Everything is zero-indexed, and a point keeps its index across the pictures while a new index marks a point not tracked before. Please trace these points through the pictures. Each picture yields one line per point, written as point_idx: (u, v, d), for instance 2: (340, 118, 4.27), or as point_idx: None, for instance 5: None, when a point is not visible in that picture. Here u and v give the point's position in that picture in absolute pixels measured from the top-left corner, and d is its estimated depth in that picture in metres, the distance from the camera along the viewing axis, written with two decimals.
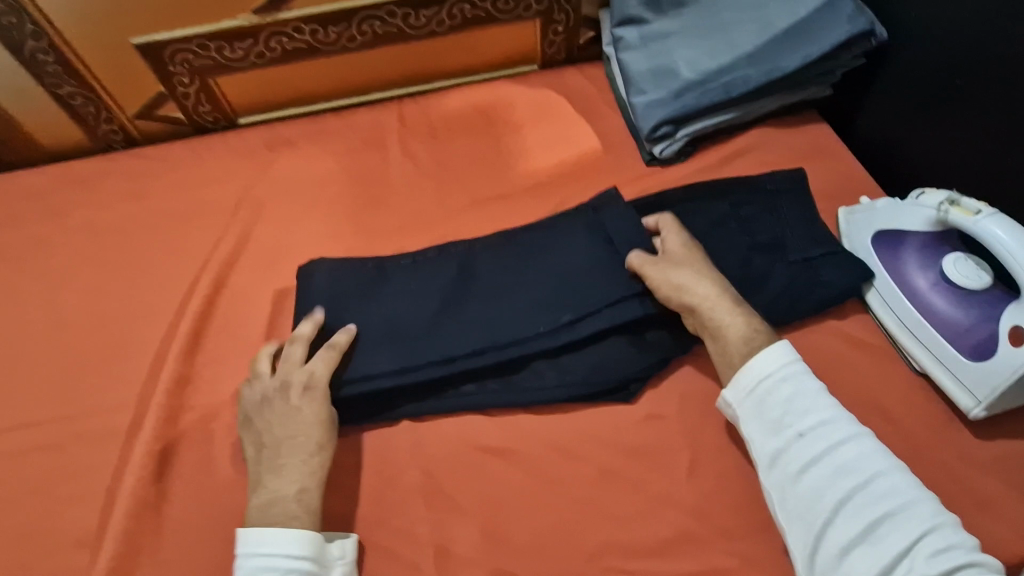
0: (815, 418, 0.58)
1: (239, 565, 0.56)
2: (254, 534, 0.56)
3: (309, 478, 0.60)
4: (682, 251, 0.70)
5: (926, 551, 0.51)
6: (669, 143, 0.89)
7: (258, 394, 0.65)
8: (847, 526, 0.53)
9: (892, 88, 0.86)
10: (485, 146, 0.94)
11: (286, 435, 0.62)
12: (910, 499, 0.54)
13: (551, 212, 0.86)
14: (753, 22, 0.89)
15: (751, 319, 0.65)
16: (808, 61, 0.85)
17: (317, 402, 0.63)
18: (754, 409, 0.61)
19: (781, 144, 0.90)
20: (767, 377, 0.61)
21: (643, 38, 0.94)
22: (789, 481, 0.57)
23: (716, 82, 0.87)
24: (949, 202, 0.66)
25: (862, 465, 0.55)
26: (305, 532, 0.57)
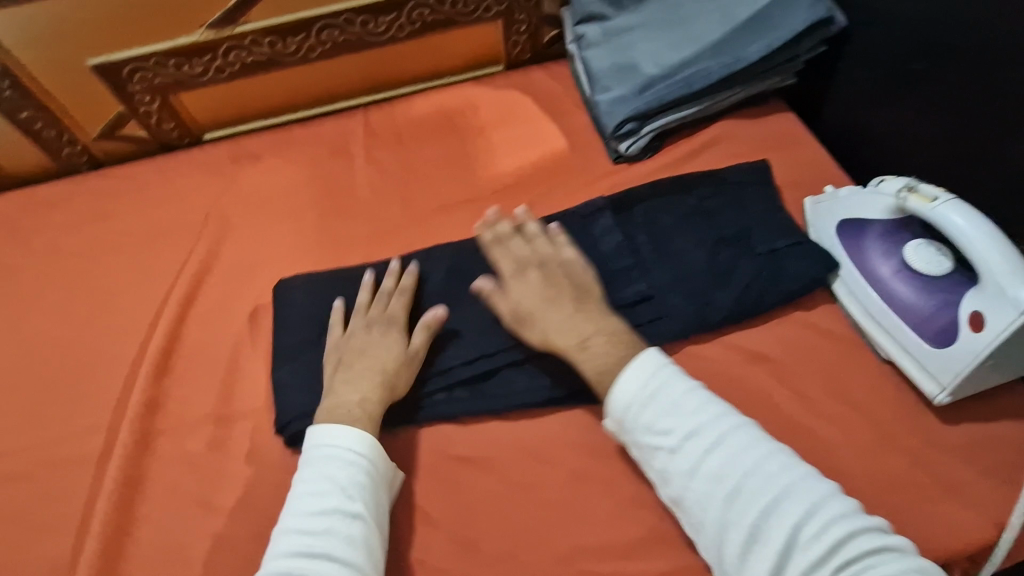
0: (683, 430, 0.58)
1: (307, 454, 0.61)
2: (324, 428, 0.62)
3: (374, 393, 0.65)
4: (529, 281, 0.70)
5: (806, 537, 0.51)
6: (634, 139, 0.89)
7: (356, 322, 0.71)
8: (737, 536, 0.53)
9: (853, 74, 0.85)
10: (452, 150, 0.94)
11: (366, 354, 0.68)
12: (782, 488, 0.54)
13: (519, 215, 0.86)
14: (713, 13, 0.88)
15: (595, 361, 0.64)
16: (768, 51, 0.84)
17: (402, 331, 0.70)
18: (634, 427, 0.61)
19: (746, 135, 0.90)
20: (631, 397, 0.61)
21: (605, 34, 0.94)
22: (681, 497, 0.58)
23: (679, 76, 0.87)
24: (908, 189, 0.65)
25: (736, 465, 0.56)
26: (367, 434, 0.62)
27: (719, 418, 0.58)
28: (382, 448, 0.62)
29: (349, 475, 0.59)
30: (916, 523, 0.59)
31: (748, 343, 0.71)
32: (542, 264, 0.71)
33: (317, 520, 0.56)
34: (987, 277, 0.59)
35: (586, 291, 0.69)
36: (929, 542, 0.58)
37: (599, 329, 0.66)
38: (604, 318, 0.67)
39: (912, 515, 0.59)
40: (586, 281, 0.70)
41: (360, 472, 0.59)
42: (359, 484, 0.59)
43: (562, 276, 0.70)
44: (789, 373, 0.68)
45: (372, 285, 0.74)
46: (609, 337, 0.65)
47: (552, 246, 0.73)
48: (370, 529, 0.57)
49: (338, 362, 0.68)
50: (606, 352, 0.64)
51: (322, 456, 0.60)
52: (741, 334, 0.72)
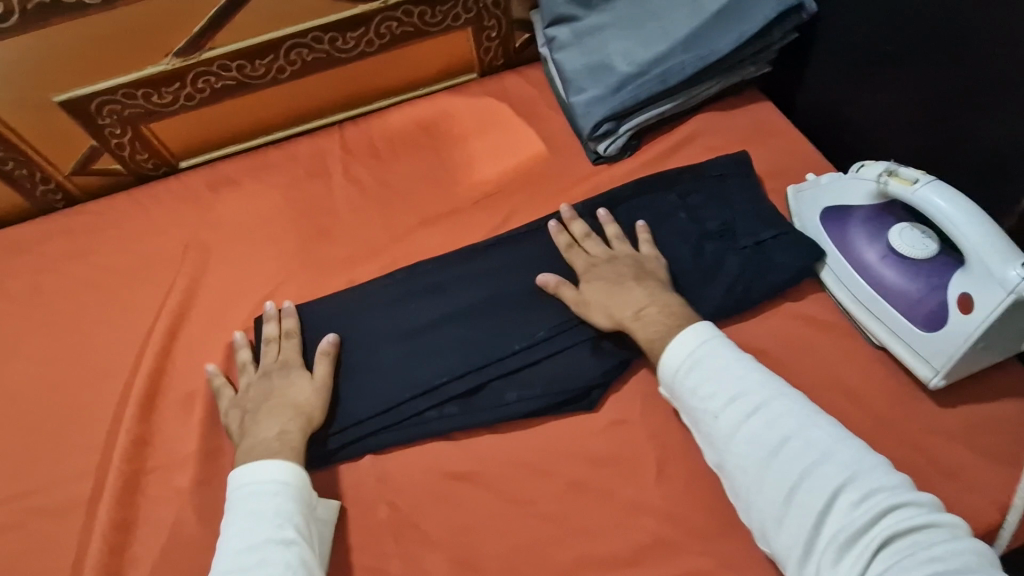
0: (725, 395, 0.59)
1: (229, 500, 0.60)
2: (242, 468, 0.61)
3: (292, 423, 0.65)
4: (594, 267, 0.73)
5: (848, 504, 0.51)
6: (612, 139, 0.88)
7: (246, 378, 0.71)
8: (775, 495, 0.54)
9: (827, 59, 0.85)
10: (430, 162, 0.93)
11: (273, 395, 0.67)
12: (829, 454, 0.54)
13: (501, 223, 0.85)
14: (683, 7, 0.88)
15: (648, 328, 0.66)
16: (740, 42, 0.84)
17: (299, 365, 0.71)
18: (679, 391, 0.62)
19: (726, 127, 0.89)
20: (676, 363, 0.62)
21: (575, 35, 0.93)
22: (722, 459, 0.58)
23: (652, 72, 0.86)
24: (888, 173, 0.65)
25: (779, 429, 0.56)
26: (291, 462, 0.61)
27: (768, 386, 0.59)
28: (301, 471, 0.61)
29: (272, 505, 0.58)
30: None
31: (739, 338, 0.70)
32: (611, 253, 0.74)
33: (250, 558, 0.54)
34: (973, 257, 0.58)
35: (650, 273, 0.71)
36: None
37: (655, 300, 0.67)
38: (663, 292, 0.68)
39: None
40: (649, 265, 0.72)
41: (289, 501, 0.58)
42: (288, 514, 0.57)
43: (625, 259, 0.72)
44: (783, 366, 0.67)
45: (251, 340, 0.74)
46: (663, 308, 0.67)
47: (624, 241, 0.75)
48: (308, 553, 0.56)
49: (243, 414, 0.67)
50: (663, 322, 0.65)
51: (247, 496, 0.59)
52: (732, 330, 0.71)
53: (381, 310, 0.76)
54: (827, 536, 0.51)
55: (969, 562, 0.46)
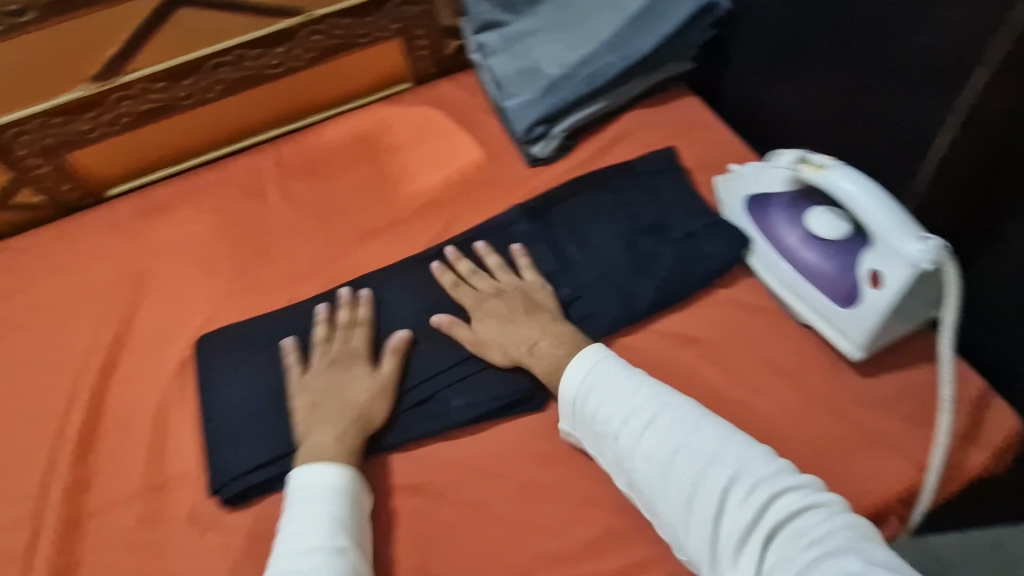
0: (620, 416, 0.61)
1: (289, 496, 0.61)
2: (306, 467, 0.62)
3: (351, 429, 0.65)
4: (482, 304, 0.73)
5: (735, 502, 0.53)
6: (546, 141, 0.89)
7: (314, 363, 0.71)
8: (677, 507, 0.56)
9: (744, 51, 0.87)
10: (368, 175, 0.92)
11: (339, 389, 0.68)
12: (715, 457, 0.56)
13: (441, 232, 0.85)
14: (604, 9, 0.90)
15: (546, 364, 0.68)
16: (660, 40, 0.86)
17: (368, 360, 0.71)
18: (580, 416, 0.63)
19: (655, 124, 0.92)
20: (575, 389, 0.64)
21: (504, 40, 0.94)
22: (629, 479, 0.60)
23: (579, 74, 0.89)
24: (801, 161, 0.68)
25: (670, 440, 0.58)
26: (351, 469, 0.62)
27: (655, 399, 0.61)
28: (360, 483, 0.62)
29: (328, 511, 0.58)
30: (849, 478, 0.62)
31: (676, 329, 0.73)
32: (496, 286, 0.75)
33: (304, 558, 0.55)
34: (878, 237, 0.61)
35: (539, 304, 0.72)
36: (862, 494, 0.61)
37: (547, 334, 0.69)
38: (552, 324, 0.70)
39: (844, 470, 0.62)
40: (537, 294, 0.73)
41: (345, 506, 0.59)
42: (344, 518, 0.58)
43: (512, 291, 0.74)
44: (718, 352, 0.70)
45: (328, 324, 0.74)
46: (555, 341, 0.69)
47: (508, 270, 0.76)
48: (358, 558, 0.56)
49: (308, 401, 0.67)
50: (557, 356, 0.68)
51: (306, 495, 0.60)
52: (669, 321, 0.73)
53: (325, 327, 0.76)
54: (725, 538, 0.52)
55: (846, 537, 0.48)
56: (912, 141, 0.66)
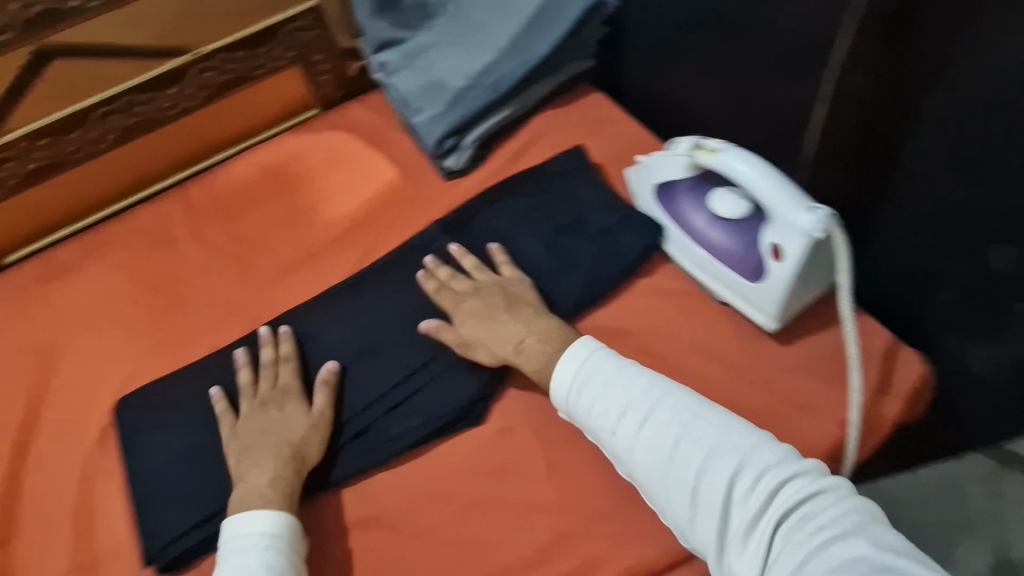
0: (617, 410, 0.61)
1: (222, 551, 0.59)
2: (236, 518, 0.60)
3: (284, 469, 0.63)
4: (463, 304, 0.73)
5: (742, 491, 0.53)
6: (458, 153, 0.89)
7: (247, 406, 0.69)
8: (680, 498, 0.56)
9: (637, 46, 0.89)
10: (283, 208, 0.90)
11: (271, 430, 0.66)
12: (717, 445, 0.56)
13: (363, 258, 0.84)
14: (499, 17, 0.90)
15: (532, 360, 0.67)
16: (555, 43, 0.88)
17: (299, 397, 0.69)
18: (578, 413, 0.63)
19: (564, 123, 0.93)
20: (567, 387, 0.64)
21: (404, 57, 0.93)
22: (631, 472, 0.60)
23: (482, 83, 0.89)
24: (695, 147, 0.71)
25: (671, 431, 0.58)
26: (280, 511, 0.60)
27: (654, 390, 0.61)
28: (294, 525, 0.60)
29: (260, 560, 0.56)
30: None
31: (604, 323, 0.74)
32: (477, 284, 0.74)
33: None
34: (774, 212, 0.64)
35: (519, 299, 0.72)
36: None
37: (531, 330, 0.69)
38: (535, 318, 0.70)
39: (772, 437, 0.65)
40: (517, 289, 0.73)
41: (275, 551, 0.57)
42: (273, 564, 0.56)
43: (492, 288, 0.73)
44: (644, 341, 0.72)
45: (254, 365, 0.72)
46: (540, 336, 0.68)
47: (485, 269, 0.76)
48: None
49: (241, 448, 0.66)
50: (543, 352, 0.67)
51: (236, 547, 0.58)
52: (596, 316, 0.75)
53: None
54: (732, 526, 0.52)
55: (855, 521, 0.49)
56: (793, 117, 0.68)
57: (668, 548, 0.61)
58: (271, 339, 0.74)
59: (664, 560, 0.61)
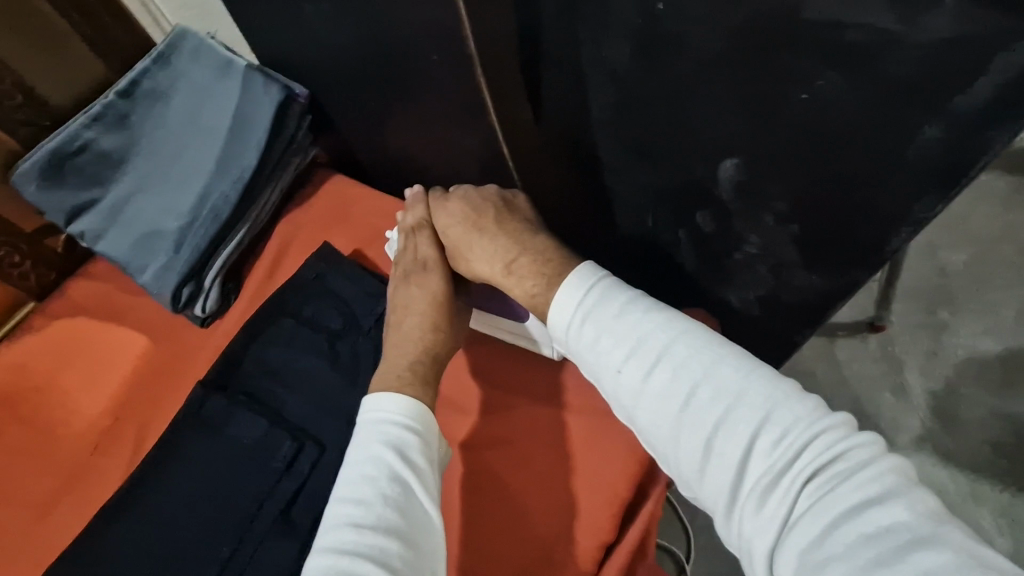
0: (623, 351, 0.54)
1: (359, 425, 0.63)
2: (371, 398, 0.63)
3: (418, 357, 0.67)
4: (457, 222, 0.71)
5: (766, 444, 0.47)
6: (203, 297, 0.81)
7: (399, 274, 0.74)
8: (692, 446, 0.50)
9: (347, 121, 0.87)
10: (19, 435, 0.76)
11: (415, 300, 0.71)
12: (744, 388, 0.49)
13: (135, 452, 0.73)
14: (196, 141, 0.84)
15: (522, 280, 0.65)
16: (263, 148, 0.82)
17: (434, 271, 0.72)
18: (585, 351, 0.57)
19: (309, 218, 0.89)
20: (569, 318, 0.58)
21: (105, 217, 0.83)
22: (634, 417, 0.54)
23: (202, 215, 0.82)
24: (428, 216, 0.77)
25: (685, 374, 0.51)
26: (416, 402, 0.62)
27: (669, 330, 0.54)
28: (423, 412, 0.62)
29: (388, 443, 0.59)
30: (601, 461, 0.66)
31: None
32: (475, 194, 0.71)
33: (359, 489, 0.57)
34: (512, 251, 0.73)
35: (518, 213, 0.69)
36: (617, 470, 0.65)
37: (525, 249, 0.66)
38: (529, 239, 0.66)
39: (592, 456, 0.66)
40: (518, 201, 0.71)
41: (409, 438, 0.60)
42: (405, 451, 0.59)
43: (490, 200, 0.70)
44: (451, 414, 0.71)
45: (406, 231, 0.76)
46: (532, 257, 0.65)
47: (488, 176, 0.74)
48: (411, 493, 0.57)
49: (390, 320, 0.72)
50: (533, 270, 0.64)
51: (372, 425, 0.61)
52: None
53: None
54: (747, 475, 0.47)
55: (890, 482, 0.43)
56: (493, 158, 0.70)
57: None
58: (416, 199, 0.77)
59: None
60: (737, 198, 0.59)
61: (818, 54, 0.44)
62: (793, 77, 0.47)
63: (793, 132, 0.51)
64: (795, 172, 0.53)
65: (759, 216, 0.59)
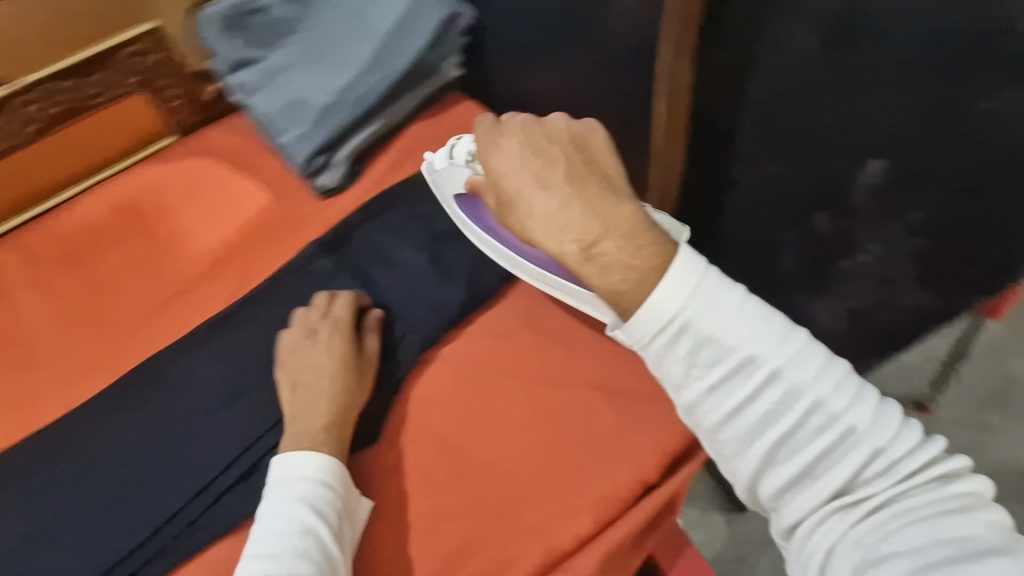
0: (726, 365, 0.49)
1: (269, 483, 0.63)
2: (284, 457, 0.64)
3: (326, 416, 0.67)
4: (521, 171, 0.61)
5: (862, 469, 0.47)
6: (330, 170, 0.88)
7: (292, 336, 0.72)
8: (783, 467, 0.49)
9: (499, 58, 0.93)
10: (140, 245, 0.84)
11: (320, 366, 0.69)
12: (853, 414, 0.48)
13: (238, 288, 0.80)
14: (358, 31, 0.89)
15: (605, 270, 0.55)
16: (419, 54, 0.88)
17: (311, 367, 0.70)
18: (677, 355, 0.51)
19: (437, 132, 0.94)
20: (666, 321, 0.50)
21: (262, 76, 0.90)
22: (717, 431, 0.51)
23: (349, 97, 0.87)
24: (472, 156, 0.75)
25: (793, 395, 0.49)
26: (328, 457, 0.63)
27: (783, 345, 0.49)
28: (340, 467, 0.64)
29: (304, 499, 0.60)
30: (663, 414, 0.69)
31: (489, 327, 0.76)
32: (547, 146, 0.61)
33: (271, 543, 0.57)
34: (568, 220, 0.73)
35: (595, 175, 0.60)
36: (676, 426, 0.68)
37: (609, 229, 0.56)
38: (610, 208, 0.57)
39: (656, 409, 0.69)
40: (597, 154, 0.61)
41: (322, 495, 0.61)
42: (319, 505, 0.60)
43: (564, 152, 0.61)
44: (529, 336, 0.75)
45: (329, 300, 0.75)
46: (620, 241, 0.55)
47: (555, 119, 0.63)
48: (325, 546, 0.58)
49: (291, 376, 0.70)
50: (620, 263, 0.55)
51: (284, 483, 0.62)
52: (482, 320, 0.77)
53: (128, 424, 0.68)
54: (836, 499, 0.47)
55: (965, 501, 0.46)
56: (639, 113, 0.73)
57: (579, 528, 0.64)
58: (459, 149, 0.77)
59: (591, 528, 0.64)
60: (872, 205, 0.64)
61: (1008, 74, 0.52)
62: (975, 87, 0.54)
63: (958, 143, 0.56)
64: (946, 185, 0.59)
65: (888, 225, 0.64)
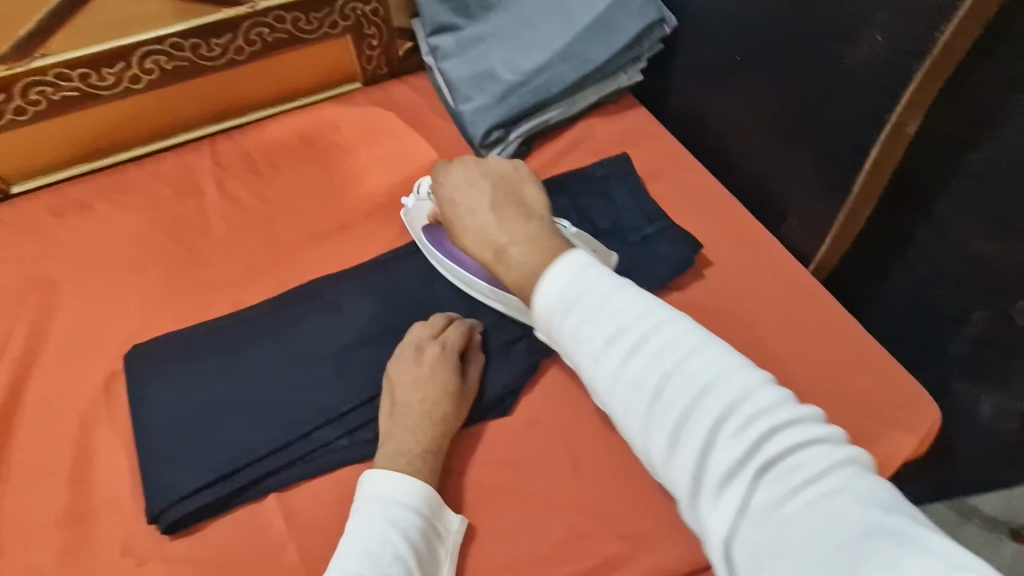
0: (597, 336, 0.52)
1: (359, 496, 0.60)
2: (377, 474, 0.61)
3: (426, 440, 0.63)
4: (454, 190, 0.69)
5: (728, 435, 0.46)
6: (503, 146, 0.90)
7: (400, 354, 0.68)
8: (659, 436, 0.48)
9: (687, 72, 0.91)
10: (314, 174, 0.89)
11: (424, 388, 0.65)
12: (710, 382, 0.47)
13: (395, 235, 0.83)
14: (557, 18, 0.90)
15: (512, 270, 0.62)
16: (614, 52, 0.88)
17: (411, 391, 0.66)
18: (566, 326, 0.54)
19: (607, 132, 0.94)
20: (551, 300, 0.55)
21: (458, 44, 0.94)
22: (608, 400, 0.52)
23: (536, 80, 0.89)
24: None
25: (660, 364, 0.49)
26: (424, 485, 0.60)
27: (653, 318, 0.51)
28: (434, 497, 0.60)
29: (398, 524, 0.57)
30: None
31: None
32: (481, 175, 0.69)
33: (360, 564, 0.55)
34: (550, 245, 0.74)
35: (514, 199, 0.67)
36: None
37: (518, 238, 0.63)
38: (522, 223, 0.64)
39: None
40: (519, 187, 0.69)
41: (415, 523, 0.58)
42: (411, 534, 0.57)
43: (491, 181, 0.69)
44: None
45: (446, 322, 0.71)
46: (525, 246, 0.62)
47: (495, 159, 0.72)
48: None
49: (390, 398, 0.66)
50: (523, 262, 0.61)
51: (378, 500, 0.59)
52: None
53: (278, 335, 0.72)
54: (706, 468, 0.46)
55: (844, 477, 0.43)
56: (841, 155, 0.70)
57: (695, 554, 0.61)
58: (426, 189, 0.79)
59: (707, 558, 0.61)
60: None
61: None
62: None
63: None
64: None
65: None
